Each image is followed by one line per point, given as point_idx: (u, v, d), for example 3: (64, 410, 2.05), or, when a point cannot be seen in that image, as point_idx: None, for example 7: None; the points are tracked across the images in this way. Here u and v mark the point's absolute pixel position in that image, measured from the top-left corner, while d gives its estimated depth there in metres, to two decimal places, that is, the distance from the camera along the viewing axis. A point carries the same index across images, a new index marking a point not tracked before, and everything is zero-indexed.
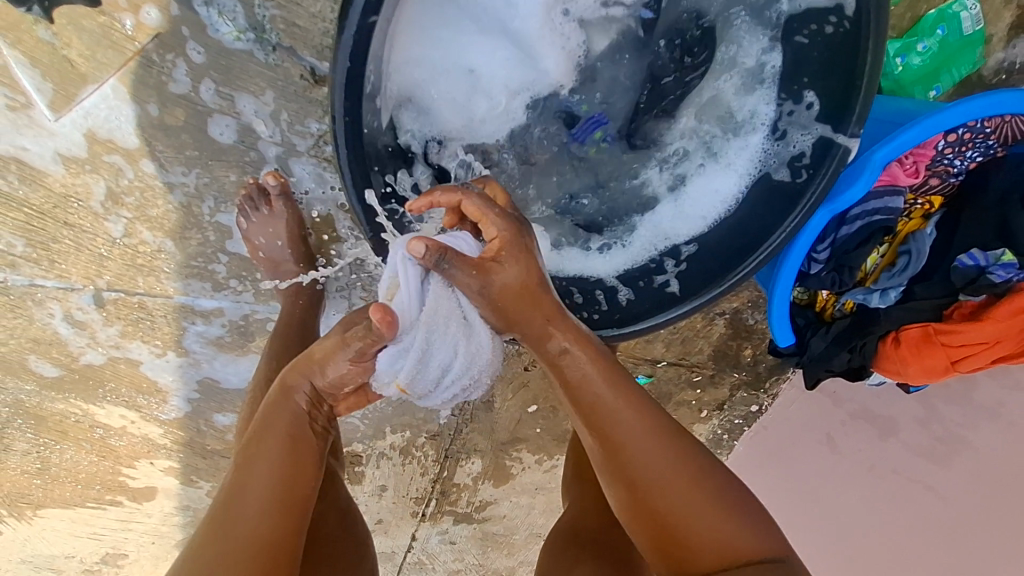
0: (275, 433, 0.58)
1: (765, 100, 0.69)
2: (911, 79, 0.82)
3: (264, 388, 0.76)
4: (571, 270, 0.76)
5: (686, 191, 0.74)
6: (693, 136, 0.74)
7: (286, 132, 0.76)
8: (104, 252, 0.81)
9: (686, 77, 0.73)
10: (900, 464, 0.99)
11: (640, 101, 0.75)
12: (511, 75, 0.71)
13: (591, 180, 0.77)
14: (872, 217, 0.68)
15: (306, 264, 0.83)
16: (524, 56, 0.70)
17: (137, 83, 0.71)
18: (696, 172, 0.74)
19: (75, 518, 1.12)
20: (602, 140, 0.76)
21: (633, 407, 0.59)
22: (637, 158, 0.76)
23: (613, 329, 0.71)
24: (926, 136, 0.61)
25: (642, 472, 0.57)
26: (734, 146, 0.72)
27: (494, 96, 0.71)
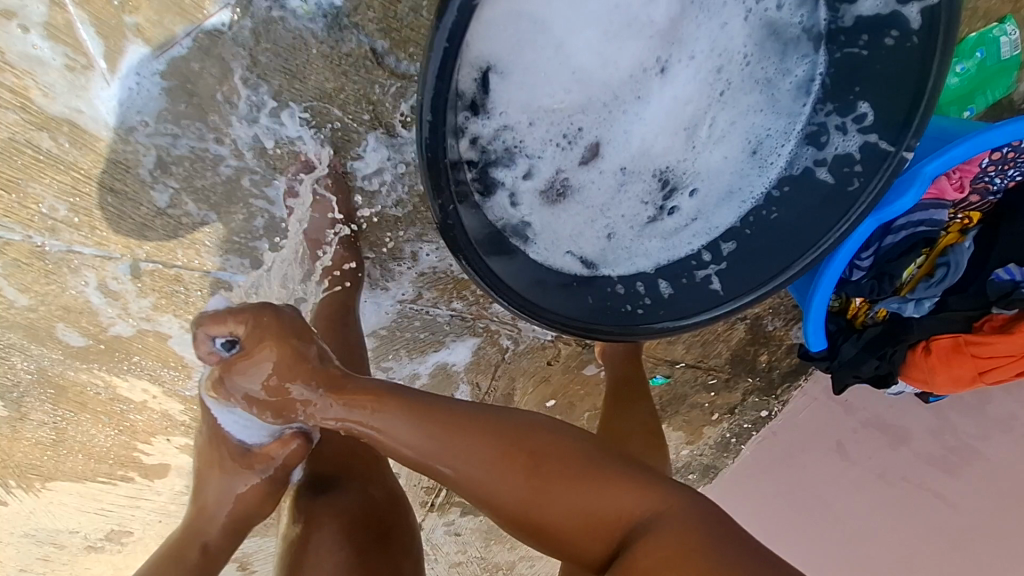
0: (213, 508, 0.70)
1: (821, 101, 0.70)
2: (948, 98, 0.85)
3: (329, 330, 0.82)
4: (615, 264, 0.76)
5: (705, 213, 0.77)
6: (728, 155, 0.75)
7: (344, 114, 0.78)
8: (147, 222, 0.81)
9: (749, 105, 0.72)
10: (910, 472, 1.02)
11: (703, 107, 0.71)
12: (591, 97, 0.66)
13: (654, 185, 0.74)
14: (917, 228, 0.71)
15: (347, 246, 0.86)
16: (608, 83, 0.66)
17: (200, 52, 0.71)
18: (721, 196, 0.76)
19: (85, 493, 1.10)
20: (651, 168, 0.73)
21: (456, 446, 0.61)
22: (696, 164, 0.75)
23: (664, 320, 0.73)
24: (974, 153, 0.64)
25: (490, 498, 0.62)
26: (757, 168, 0.75)
27: (564, 97, 0.64)
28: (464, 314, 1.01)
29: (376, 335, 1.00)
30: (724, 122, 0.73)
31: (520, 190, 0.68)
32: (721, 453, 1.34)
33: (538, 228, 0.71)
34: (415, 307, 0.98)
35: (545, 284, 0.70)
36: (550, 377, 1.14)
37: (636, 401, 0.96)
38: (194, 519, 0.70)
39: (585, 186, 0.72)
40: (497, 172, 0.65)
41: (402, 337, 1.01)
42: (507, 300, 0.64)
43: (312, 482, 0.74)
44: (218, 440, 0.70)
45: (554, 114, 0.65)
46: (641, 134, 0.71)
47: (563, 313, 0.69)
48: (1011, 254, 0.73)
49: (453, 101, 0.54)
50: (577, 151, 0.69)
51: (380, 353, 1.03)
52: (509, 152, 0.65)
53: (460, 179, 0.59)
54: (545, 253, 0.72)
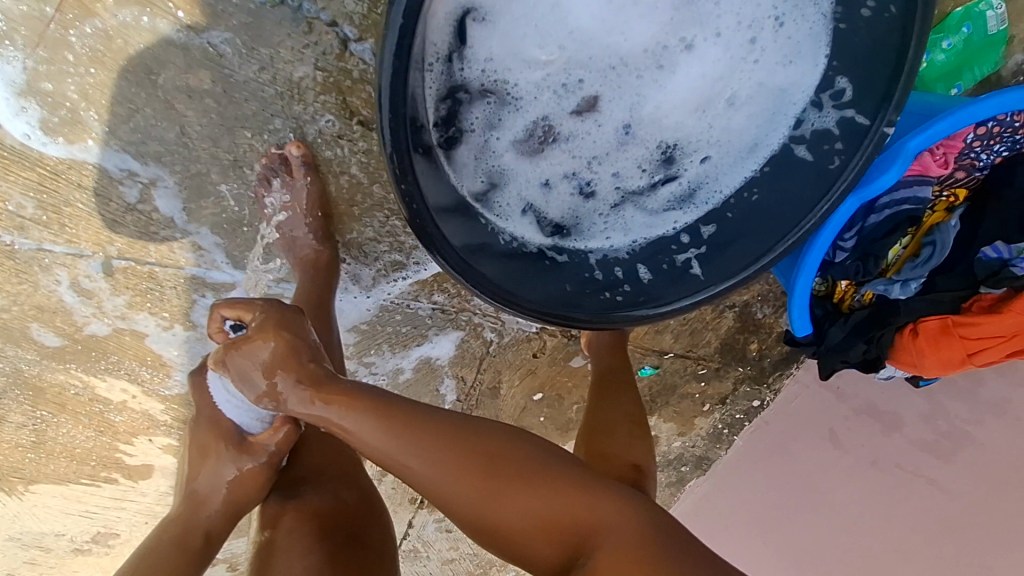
0: (207, 497, 0.71)
1: (818, 74, 0.66)
2: (933, 75, 0.83)
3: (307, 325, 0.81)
4: (586, 243, 0.75)
5: (702, 191, 0.74)
6: (735, 134, 0.72)
7: (313, 105, 0.76)
8: (117, 218, 0.79)
9: (767, 82, 0.69)
10: (902, 458, 1.00)
11: (715, 81, 0.68)
12: (594, 52, 0.64)
13: (642, 163, 0.72)
14: (900, 206, 0.69)
15: (323, 240, 0.84)
16: (616, 48, 0.64)
17: (163, 41, 0.69)
18: (737, 161, 0.73)
19: (68, 495, 1.09)
20: (643, 144, 0.71)
21: (413, 450, 0.59)
22: (697, 142, 0.72)
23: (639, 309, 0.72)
24: (957, 128, 0.62)
25: (445, 500, 0.60)
26: (770, 141, 0.71)
27: (550, 60, 0.63)
28: (445, 308, 1.00)
29: (357, 329, 0.99)
30: (742, 103, 0.70)
31: (501, 130, 0.66)
32: (713, 444, 1.33)
33: (510, 182, 0.69)
34: (394, 300, 0.96)
35: (501, 253, 0.68)
36: (536, 369, 1.13)
37: (621, 391, 0.95)
38: (188, 507, 0.70)
39: (575, 147, 0.69)
40: (474, 110, 0.63)
41: (383, 332, 1.00)
42: (484, 291, 0.63)
43: (287, 487, 0.75)
44: (217, 426, 0.71)
45: (549, 62, 0.63)
46: (655, 103, 0.68)
47: (536, 304, 0.66)
48: (999, 232, 0.71)
49: (413, 62, 0.52)
50: (571, 108, 0.67)
51: (362, 348, 1.02)
52: (494, 97, 0.63)
53: (422, 160, 0.58)
54: (507, 210, 0.70)
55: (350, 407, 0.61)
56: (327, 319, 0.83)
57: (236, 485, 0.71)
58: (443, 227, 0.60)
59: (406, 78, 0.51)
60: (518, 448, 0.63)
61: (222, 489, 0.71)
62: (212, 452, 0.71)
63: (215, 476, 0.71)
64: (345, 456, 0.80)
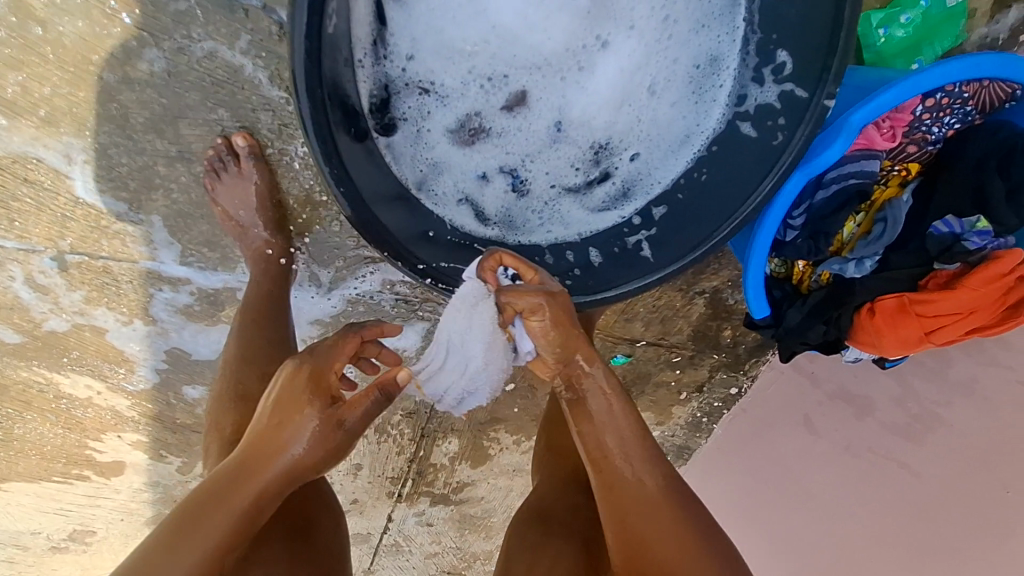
0: (265, 463, 0.56)
1: (748, 55, 0.68)
2: (892, 51, 0.80)
3: (258, 320, 0.78)
4: (527, 236, 0.75)
5: (642, 183, 0.75)
6: (665, 126, 0.74)
7: (254, 93, 0.74)
8: (67, 213, 0.79)
9: (688, 77, 0.72)
10: (875, 442, 0.98)
11: (634, 75, 0.73)
12: (517, 50, 0.70)
13: (575, 159, 0.75)
14: (847, 181, 0.69)
15: (273, 229, 0.84)
16: (537, 46, 0.71)
17: (96, 31, 0.68)
18: (669, 153, 0.74)
19: (42, 493, 1.10)
20: (573, 138, 0.75)
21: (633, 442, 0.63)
22: (627, 137, 0.75)
23: (576, 296, 0.70)
24: (903, 99, 0.60)
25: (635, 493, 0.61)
26: (702, 133, 0.72)
27: (474, 53, 0.68)
28: (408, 297, 0.97)
29: (320, 322, 0.98)
30: (667, 97, 0.73)
31: (430, 122, 0.69)
32: (693, 433, 1.32)
33: (445, 173, 0.71)
34: (355, 293, 0.95)
35: (437, 241, 0.68)
36: None
37: None
38: (246, 467, 0.55)
39: (507, 139, 0.73)
40: (406, 100, 0.66)
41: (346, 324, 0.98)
42: (409, 266, 0.63)
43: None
44: (314, 376, 0.58)
45: (471, 56, 0.68)
46: (581, 105, 0.74)
47: (478, 288, 0.66)
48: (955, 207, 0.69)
49: (326, 40, 0.51)
50: (498, 102, 0.71)
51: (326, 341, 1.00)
52: (422, 91, 0.67)
53: (346, 140, 0.58)
54: (442, 199, 0.71)
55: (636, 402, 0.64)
56: (279, 313, 0.80)
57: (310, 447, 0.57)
58: (373, 212, 0.60)
59: (337, 46, 0.54)
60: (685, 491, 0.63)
61: (292, 453, 0.57)
62: (304, 398, 0.57)
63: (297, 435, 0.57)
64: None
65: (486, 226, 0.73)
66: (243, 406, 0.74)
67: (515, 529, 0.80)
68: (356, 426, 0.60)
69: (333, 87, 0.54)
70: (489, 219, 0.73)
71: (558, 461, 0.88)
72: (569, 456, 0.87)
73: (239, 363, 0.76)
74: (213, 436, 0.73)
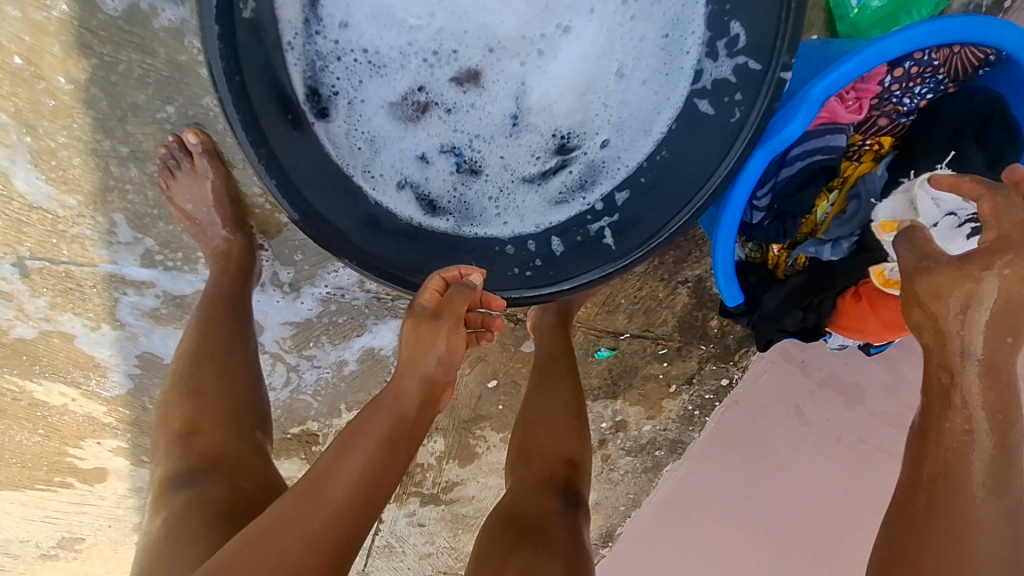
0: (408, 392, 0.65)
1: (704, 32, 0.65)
2: (867, 22, 0.76)
3: (219, 318, 0.76)
4: (476, 226, 0.72)
5: (605, 170, 0.73)
6: (631, 108, 0.72)
7: (200, 88, 0.73)
8: (22, 217, 0.78)
9: (650, 57, 0.70)
10: (867, 433, 0.96)
11: (597, 59, 0.71)
12: (468, 27, 0.69)
13: (538, 148, 0.74)
14: (812, 157, 0.65)
15: (233, 226, 0.82)
16: (491, 27, 0.70)
17: (33, 31, 0.67)
18: (641, 135, 0.72)
19: (27, 500, 1.10)
20: (533, 127, 0.74)
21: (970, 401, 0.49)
22: (593, 123, 0.74)
23: (524, 291, 0.68)
24: (865, 68, 0.57)
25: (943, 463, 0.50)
26: (662, 118, 0.70)
27: (416, 32, 0.68)
28: (381, 295, 0.94)
29: (291, 323, 0.96)
30: (636, 76, 0.71)
31: (363, 93, 0.68)
32: (685, 427, 1.24)
33: (389, 152, 0.70)
34: (325, 292, 0.93)
35: (383, 228, 0.66)
36: (486, 355, 1.10)
37: (558, 378, 0.91)
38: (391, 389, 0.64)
39: (460, 119, 0.72)
40: (338, 74, 0.66)
41: (319, 323, 0.96)
42: (351, 259, 0.61)
43: (182, 474, 0.68)
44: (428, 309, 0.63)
45: (414, 29, 0.68)
46: (541, 91, 0.73)
47: (394, 266, 0.65)
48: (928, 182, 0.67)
49: (245, 25, 0.53)
50: (449, 81, 0.71)
51: (300, 341, 0.99)
52: (358, 60, 0.67)
53: (273, 122, 0.57)
54: (381, 180, 0.69)
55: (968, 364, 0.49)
56: (242, 314, 0.79)
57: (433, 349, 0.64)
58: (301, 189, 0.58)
59: (260, 26, 0.56)
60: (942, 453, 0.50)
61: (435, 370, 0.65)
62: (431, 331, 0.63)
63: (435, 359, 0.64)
64: (249, 445, 0.73)
65: (432, 211, 0.71)
66: (195, 400, 0.72)
67: (487, 534, 0.77)
68: (452, 319, 0.62)
69: (255, 64, 0.55)
70: (440, 204, 0.72)
71: (530, 463, 0.85)
72: (541, 456, 0.85)
73: (193, 356, 0.74)
74: (169, 429, 0.72)
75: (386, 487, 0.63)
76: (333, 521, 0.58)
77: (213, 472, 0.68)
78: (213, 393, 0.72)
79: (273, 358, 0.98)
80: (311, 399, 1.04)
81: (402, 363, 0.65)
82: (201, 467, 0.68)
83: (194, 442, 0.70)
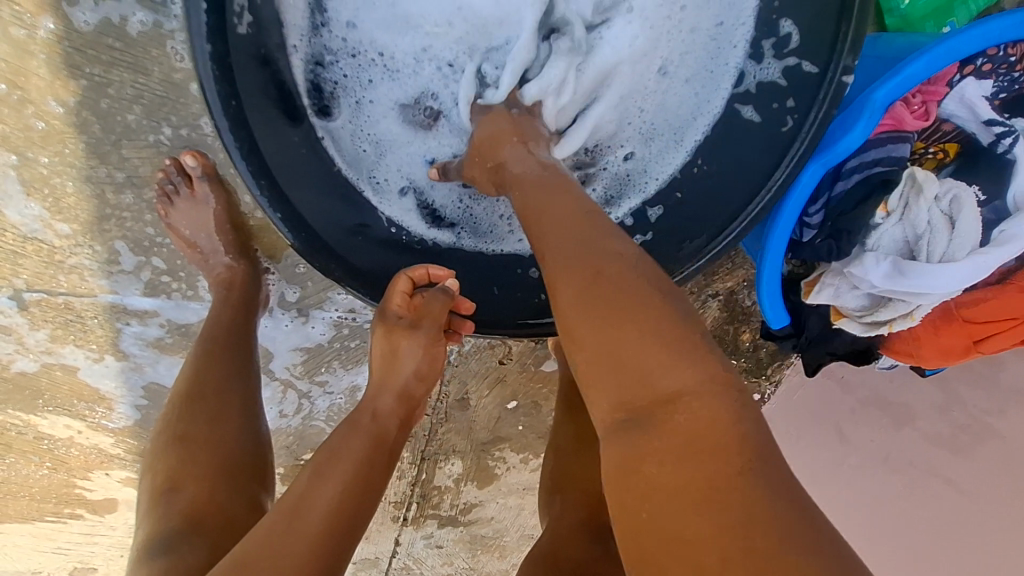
0: (383, 407, 0.63)
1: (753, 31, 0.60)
2: (919, 14, 0.67)
3: (210, 354, 0.72)
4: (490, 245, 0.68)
5: (632, 183, 0.68)
6: (669, 113, 0.66)
7: (196, 109, 0.69)
8: (17, 249, 0.74)
9: (696, 55, 0.64)
10: (917, 456, 0.86)
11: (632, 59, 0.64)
12: (487, 28, 0.61)
13: (555, 162, 0.67)
14: (871, 169, 0.63)
15: (236, 253, 0.77)
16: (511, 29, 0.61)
17: (17, 54, 0.63)
18: (669, 147, 0.67)
19: (37, 532, 1.06)
20: None
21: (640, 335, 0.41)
22: (625, 132, 0.67)
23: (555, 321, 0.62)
24: (934, 69, 0.53)
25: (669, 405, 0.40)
26: (701, 122, 0.65)
27: (427, 36, 0.61)
28: None
29: (302, 349, 0.91)
30: (680, 75, 0.65)
31: (373, 95, 0.62)
32: None
33: (395, 162, 0.65)
34: (334, 316, 0.87)
35: (371, 237, 0.62)
36: (505, 377, 1.05)
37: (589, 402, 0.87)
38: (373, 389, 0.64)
39: (474, 131, 0.66)
40: (347, 72, 0.60)
41: (330, 349, 0.91)
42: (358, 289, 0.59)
43: (163, 539, 0.62)
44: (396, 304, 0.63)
45: (429, 33, 0.61)
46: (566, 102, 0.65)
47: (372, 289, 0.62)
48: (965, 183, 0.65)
49: (240, 42, 0.49)
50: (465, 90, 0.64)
51: (311, 367, 0.94)
52: (371, 59, 0.61)
53: (271, 145, 0.53)
54: (385, 193, 0.64)
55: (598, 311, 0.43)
56: (241, 349, 0.74)
57: (410, 345, 0.64)
58: (302, 205, 0.55)
59: (258, 41, 0.51)
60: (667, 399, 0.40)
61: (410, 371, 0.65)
62: (400, 332, 0.63)
63: (413, 361, 0.65)
64: (238, 498, 0.67)
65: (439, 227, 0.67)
66: (180, 448, 0.67)
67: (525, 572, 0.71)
68: (432, 327, 0.62)
69: (248, 78, 0.50)
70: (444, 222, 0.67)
71: (569, 495, 0.80)
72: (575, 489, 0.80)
73: (184, 398, 0.69)
74: (155, 482, 0.68)
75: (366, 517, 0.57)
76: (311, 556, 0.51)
77: (195, 534, 0.62)
78: (205, 438, 0.68)
79: (283, 386, 0.94)
80: (324, 426, 0.99)
81: (379, 383, 0.64)
82: (184, 529, 0.63)
83: (174, 499, 0.65)
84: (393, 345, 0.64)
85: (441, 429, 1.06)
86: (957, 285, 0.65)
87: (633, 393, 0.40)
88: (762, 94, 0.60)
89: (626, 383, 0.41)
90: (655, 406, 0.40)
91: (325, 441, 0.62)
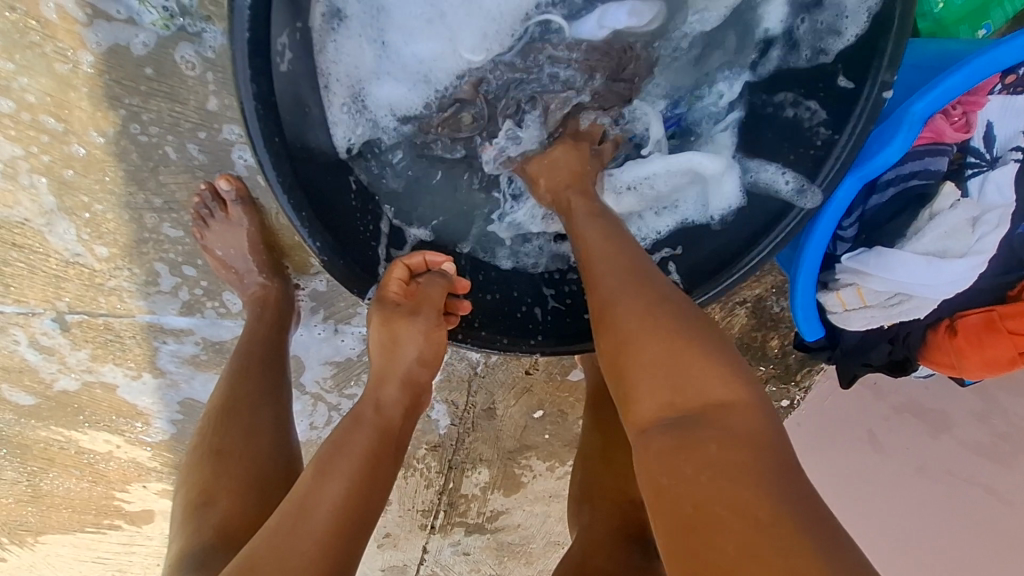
0: (390, 406, 0.61)
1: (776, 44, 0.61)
2: (954, 17, 0.67)
3: (242, 366, 0.73)
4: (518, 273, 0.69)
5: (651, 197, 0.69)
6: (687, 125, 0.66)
7: (229, 135, 0.70)
8: (60, 273, 0.77)
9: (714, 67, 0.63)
10: (956, 465, 0.84)
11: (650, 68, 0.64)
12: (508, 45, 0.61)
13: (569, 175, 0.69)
14: (908, 182, 0.64)
15: (269, 273, 0.78)
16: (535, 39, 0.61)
17: (61, 88, 0.66)
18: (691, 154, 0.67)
19: (77, 543, 1.08)
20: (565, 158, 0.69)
21: (650, 320, 0.48)
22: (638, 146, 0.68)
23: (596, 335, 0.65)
24: (976, 80, 0.52)
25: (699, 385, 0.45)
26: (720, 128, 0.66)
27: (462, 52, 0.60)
28: None
29: (332, 363, 0.92)
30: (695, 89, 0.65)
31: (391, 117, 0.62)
32: None
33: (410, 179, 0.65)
34: (363, 330, 0.88)
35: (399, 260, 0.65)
36: (531, 386, 1.06)
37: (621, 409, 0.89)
38: (376, 377, 0.61)
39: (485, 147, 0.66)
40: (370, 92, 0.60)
41: (358, 363, 0.92)
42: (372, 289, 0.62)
43: (196, 555, 0.63)
44: (390, 290, 0.61)
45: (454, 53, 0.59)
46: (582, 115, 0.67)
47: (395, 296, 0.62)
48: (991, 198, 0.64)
49: (281, 78, 0.51)
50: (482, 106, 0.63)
51: (340, 381, 0.95)
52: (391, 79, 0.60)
53: (308, 171, 0.55)
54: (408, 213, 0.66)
55: (643, 293, 0.50)
56: (273, 363, 0.75)
57: (407, 331, 0.61)
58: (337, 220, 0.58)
59: (294, 72, 0.53)
60: (688, 368, 0.46)
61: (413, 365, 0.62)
62: (397, 322, 0.61)
63: (414, 350, 0.62)
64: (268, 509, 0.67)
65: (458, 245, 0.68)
66: (217, 462, 0.68)
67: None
68: (432, 313, 0.61)
69: (287, 109, 0.52)
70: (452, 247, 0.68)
71: (597, 505, 0.80)
72: (609, 499, 0.79)
73: (220, 412, 0.71)
74: (189, 496, 0.68)
75: (376, 503, 0.56)
76: (320, 555, 0.49)
77: (227, 553, 0.62)
78: (238, 454, 0.68)
79: (314, 399, 0.95)
80: None
81: (381, 371, 0.61)
82: (217, 546, 0.63)
83: (209, 512, 0.66)
84: (392, 335, 0.61)
85: (467, 438, 1.07)
86: (916, 276, 0.63)
87: (678, 389, 0.45)
88: (785, 93, 0.62)
89: (666, 390, 0.46)
90: (689, 411, 0.45)
91: (330, 433, 0.59)
